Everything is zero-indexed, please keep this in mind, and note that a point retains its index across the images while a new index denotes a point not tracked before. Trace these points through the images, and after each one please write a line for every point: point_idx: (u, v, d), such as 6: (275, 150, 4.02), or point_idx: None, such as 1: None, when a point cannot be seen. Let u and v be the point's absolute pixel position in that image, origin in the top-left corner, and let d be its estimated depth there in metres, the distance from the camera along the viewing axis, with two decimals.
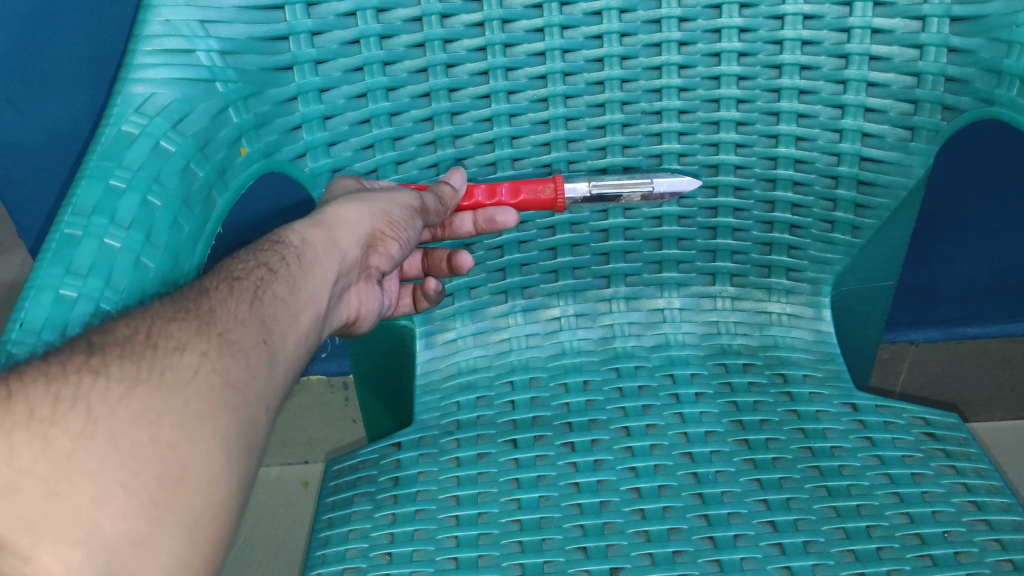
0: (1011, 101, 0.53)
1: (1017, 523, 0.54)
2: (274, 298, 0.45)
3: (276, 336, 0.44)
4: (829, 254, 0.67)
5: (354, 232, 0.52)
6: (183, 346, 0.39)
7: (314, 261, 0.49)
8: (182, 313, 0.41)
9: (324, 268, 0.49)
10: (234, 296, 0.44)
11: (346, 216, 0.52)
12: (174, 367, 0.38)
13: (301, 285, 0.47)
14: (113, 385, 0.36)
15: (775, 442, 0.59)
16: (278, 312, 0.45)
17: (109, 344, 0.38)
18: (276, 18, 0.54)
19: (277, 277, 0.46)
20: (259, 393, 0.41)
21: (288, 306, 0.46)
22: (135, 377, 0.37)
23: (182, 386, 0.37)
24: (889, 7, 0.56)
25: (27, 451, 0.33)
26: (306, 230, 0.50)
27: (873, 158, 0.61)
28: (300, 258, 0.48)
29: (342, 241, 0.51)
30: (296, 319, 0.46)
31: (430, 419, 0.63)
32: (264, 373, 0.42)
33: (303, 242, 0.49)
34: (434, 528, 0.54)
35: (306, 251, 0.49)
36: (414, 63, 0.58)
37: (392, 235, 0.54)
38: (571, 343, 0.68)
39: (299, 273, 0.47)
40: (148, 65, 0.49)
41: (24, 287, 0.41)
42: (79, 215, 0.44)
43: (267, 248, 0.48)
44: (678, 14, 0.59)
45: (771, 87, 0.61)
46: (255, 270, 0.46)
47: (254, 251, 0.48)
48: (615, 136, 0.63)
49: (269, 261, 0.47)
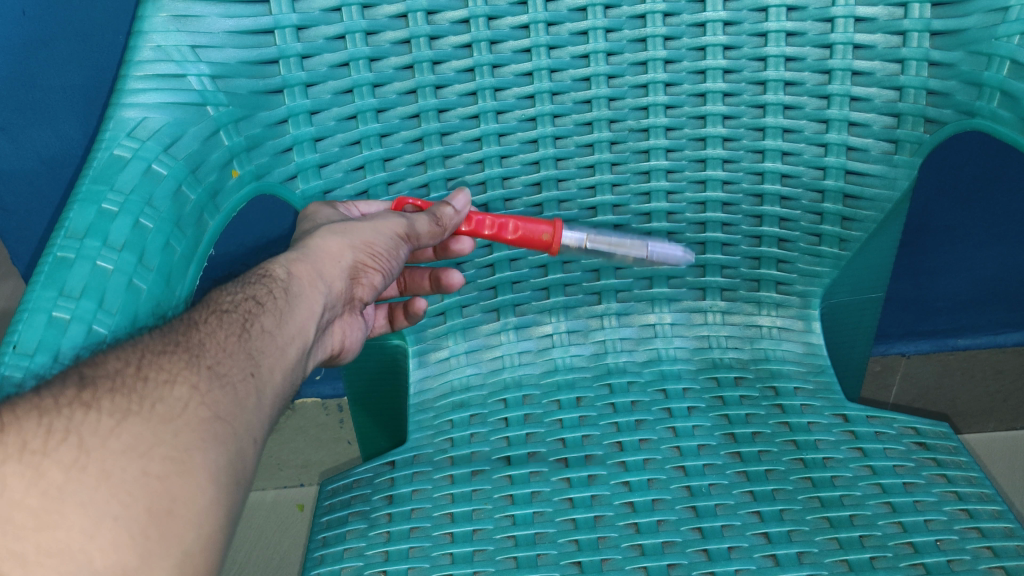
0: (992, 112, 0.54)
1: (1009, 529, 0.54)
2: (261, 331, 0.45)
3: (263, 368, 0.44)
4: (817, 267, 0.68)
5: (339, 265, 0.52)
6: (173, 378, 0.39)
7: (300, 293, 0.49)
8: (172, 346, 0.41)
9: (311, 301, 0.49)
10: (223, 329, 0.44)
11: (330, 247, 0.52)
12: (165, 400, 0.38)
13: (289, 318, 0.47)
14: (104, 419, 0.36)
15: (767, 454, 0.59)
16: (265, 346, 0.45)
17: (97, 379, 0.38)
18: (265, 42, 0.55)
19: (263, 308, 0.46)
20: (248, 425, 0.40)
21: (273, 338, 0.46)
22: (126, 410, 0.37)
23: (172, 417, 0.37)
24: (870, 23, 0.57)
25: (18, 483, 0.33)
26: (292, 262, 0.50)
27: (858, 171, 0.62)
28: (287, 290, 0.48)
29: (326, 273, 0.51)
30: (283, 352, 0.46)
31: (423, 437, 0.63)
32: (252, 406, 0.41)
33: (289, 275, 0.49)
34: (429, 545, 0.54)
35: (293, 284, 0.49)
36: (403, 84, 0.59)
37: (373, 266, 0.55)
38: (563, 359, 0.69)
39: (286, 306, 0.47)
40: (140, 90, 0.50)
41: (18, 310, 0.41)
42: (72, 238, 0.44)
43: (254, 282, 0.48)
44: (663, 32, 0.60)
45: (756, 102, 0.61)
46: (242, 303, 0.46)
47: (242, 283, 0.48)
48: (603, 154, 0.64)
49: (257, 293, 0.47)
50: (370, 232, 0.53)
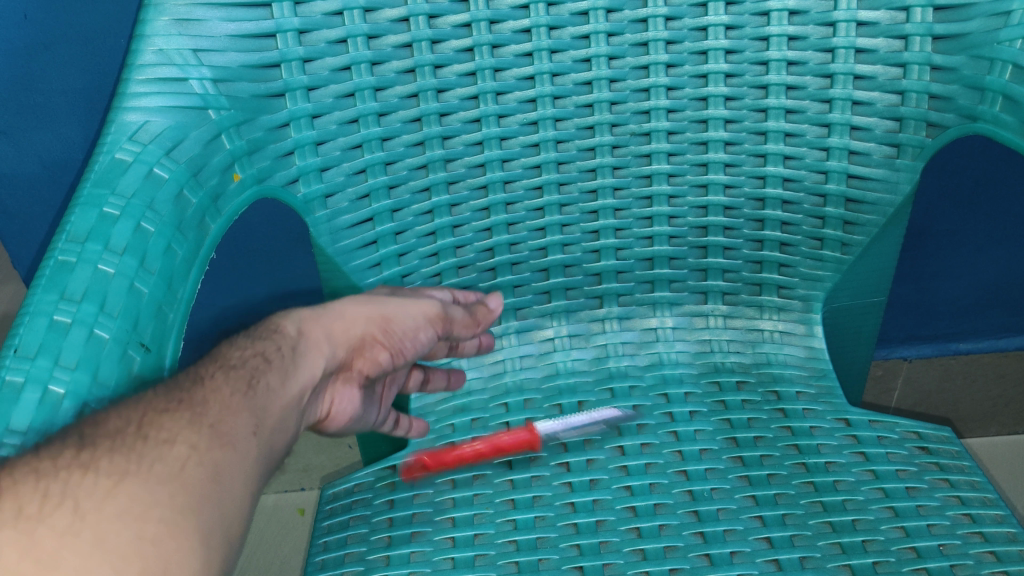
0: (994, 116, 0.54)
1: (1012, 534, 0.54)
2: (266, 388, 0.46)
3: (266, 427, 0.44)
4: (819, 271, 0.67)
5: (349, 332, 0.55)
6: (174, 438, 0.40)
7: (305, 354, 0.51)
8: (175, 404, 0.42)
9: (315, 363, 0.51)
10: (229, 384, 0.45)
11: (345, 315, 0.55)
12: (164, 459, 0.38)
13: (292, 376, 0.48)
14: (102, 481, 0.36)
15: (769, 459, 0.59)
16: (269, 403, 0.46)
17: (95, 438, 0.38)
18: (267, 46, 0.55)
19: (270, 366, 0.48)
20: (243, 485, 0.41)
21: (277, 396, 0.47)
22: (124, 471, 0.37)
23: (172, 477, 0.38)
24: (872, 27, 0.57)
25: (11, 551, 0.33)
26: (302, 325, 0.52)
27: (860, 175, 0.62)
28: (293, 350, 0.50)
29: (337, 339, 0.54)
30: (285, 411, 0.47)
31: (425, 441, 0.63)
32: (251, 464, 0.42)
33: (299, 337, 0.51)
34: (430, 550, 0.54)
35: (299, 346, 0.51)
36: (405, 88, 0.59)
37: (384, 340, 0.57)
38: (565, 363, 0.69)
39: (292, 363, 0.49)
40: (142, 94, 0.50)
41: (18, 314, 0.41)
42: (73, 242, 0.44)
43: (264, 339, 0.50)
44: (665, 36, 0.60)
45: (758, 106, 0.61)
46: (250, 360, 0.47)
47: (250, 340, 0.50)
48: (605, 158, 0.64)
49: (265, 352, 0.48)
50: (394, 305, 0.57)
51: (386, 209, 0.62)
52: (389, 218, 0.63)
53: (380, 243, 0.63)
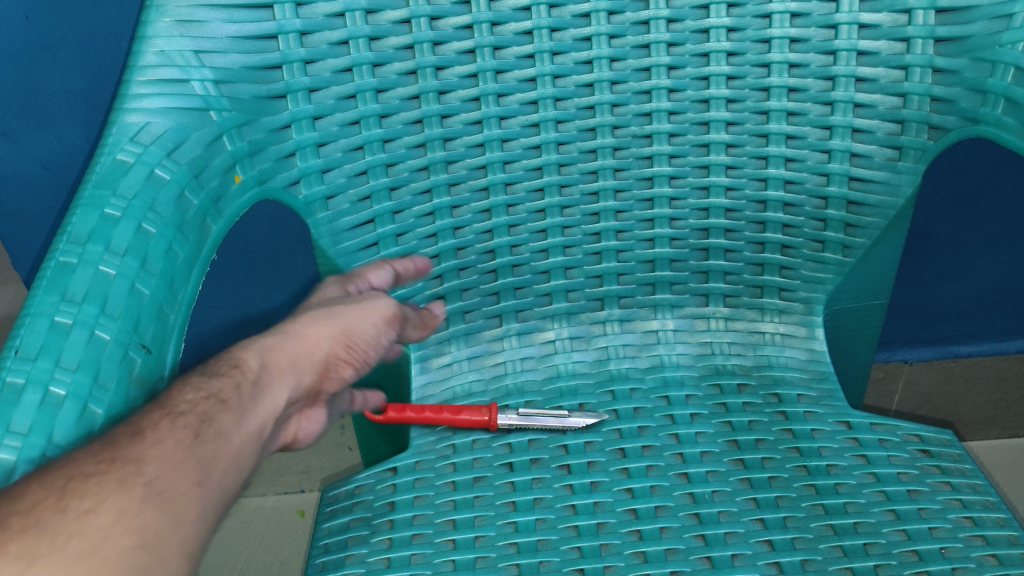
0: (996, 119, 0.54)
1: (1013, 537, 0.53)
2: (216, 434, 0.41)
3: (213, 478, 0.39)
4: (821, 273, 0.67)
5: (313, 355, 0.50)
6: (99, 504, 0.34)
7: (265, 387, 0.46)
8: (106, 464, 0.36)
9: (277, 394, 0.47)
10: (173, 433, 0.39)
11: (309, 335, 0.51)
12: (85, 533, 0.33)
13: (249, 416, 0.44)
14: (10, 564, 0.31)
15: (770, 461, 0.59)
16: (219, 449, 0.40)
17: (9, 517, 0.33)
18: (270, 47, 0.55)
19: (227, 405, 0.43)
20: (183, 551, 0.35)
21: (232, 440, 0.42)
22: (39, 549, 0.32)
23: (91, 553, 0.33)
24: (874, 30, 0.57)
25: None
26: (265, 354, 0.48)
27: (862, 177, 0.62)
28: (254, 384, 0.45)
29: (299, 364, 0.49)
30: (238, 456, 0.41)
31: (425, 444, 0.63)
32: (195, 523, 0.36)
33: (261, 367, 0.47)
34: (431, 552, 0.54)
35: (261, 378, 0.46)
36: (407, 90, 0.59)
37: (348, 359, 0.52)
38: (565, 365, 0.69)
39: (247, 401, 0.44)
40: (143, 95, 0.50)
41: (19, 315, 0.41)
42: (74, 243, 0.44)
43: (220, 373, 0.45)
44: (667, 38, 0.60)
45: (760, 108, 0.61)
46: (199, 402, 0.42)
47: (204, 376, 0.44)
48: (606, 160, 0.64)
49: (218, 391, 0.43)
50: (358, 320, 0.53)
51: (388, 210, 0.62)
52: (390, 220, 0.63)
53: (381, 245, 0.63)
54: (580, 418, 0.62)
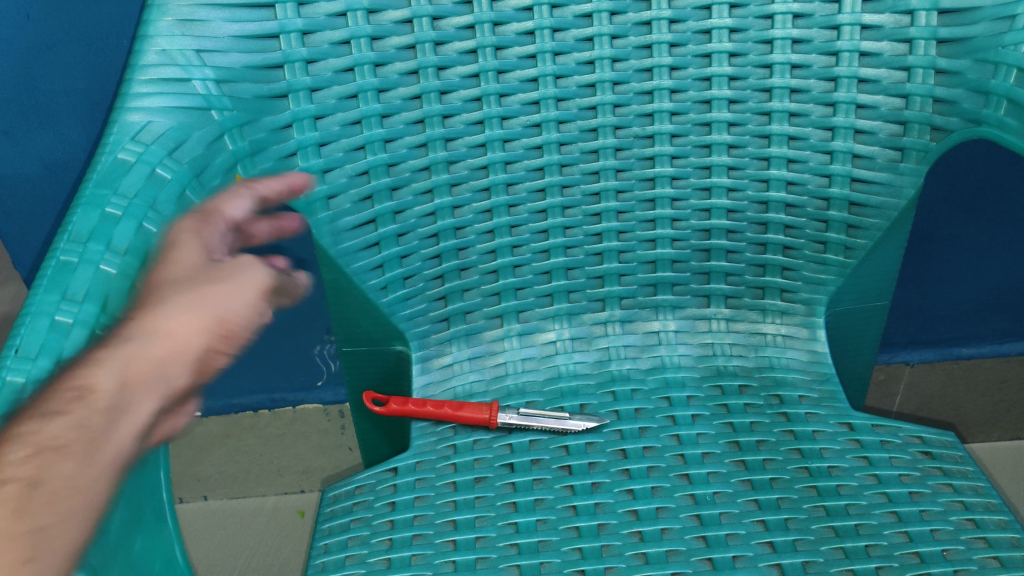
0: (999, 120, 0.54)
1: (1015, 540, 0.53)
2: (48, 492, 0.32)
3: (52, 549, 0.31)
4: (822, 274, 0.67)
5: (185, 355, 0.40)
6: None
7: (120, 412, 0.36)
8: None
9: (138, 412, 0.37)
10: None
11: (177, 330, 0.40)
12: None
13: (97, 455, 0.34)
14: None
15: (771, 463, 0.59)
16: (55, 510, 0.32)
17: None
18: (271, 47, 0.55)
19: (66, 452, 0.33)
20: None
21: (77, 490, 0.33)
22: None
23: None
24: (876, 31, 0.57)
25: None
26: (117, 366, 0.37)
27: (864, 178, 0.62)
28: (104, 412, 0.35)
29: (165, 368, 0.39)
30: (82, 513, 0.33)
31: (426, 444, 0.63)
32: None
33: (114, 388, 0.36)
34: (431, 553, 0.54)
35: (113, 402, 0.36)
36: (408, 90, 0.59)
37: (227, 349, 0.43)
38: (566, 366, 0.69)
39: (97, 434, 0.35)
40: (144, 94, 0.50)
41: (18, 315, 0.40)
42: (75, 242, 0.43)
43: (61, 400, 0.35)
44: (669, 39, 0.59)
45: (762, 109, 0.61)
46: (26, 455, 0.33)
47: (35, 405, 0.35)
48: (608, 160, 0.64)
49: (49, 430, 0.34)
50: (234, 299, 0.44)
51: (389, 210, 0.62)
52: (392, 220, 0.63)
53: (383, 245, 0.63)
54: (581, 420, 0.62)
